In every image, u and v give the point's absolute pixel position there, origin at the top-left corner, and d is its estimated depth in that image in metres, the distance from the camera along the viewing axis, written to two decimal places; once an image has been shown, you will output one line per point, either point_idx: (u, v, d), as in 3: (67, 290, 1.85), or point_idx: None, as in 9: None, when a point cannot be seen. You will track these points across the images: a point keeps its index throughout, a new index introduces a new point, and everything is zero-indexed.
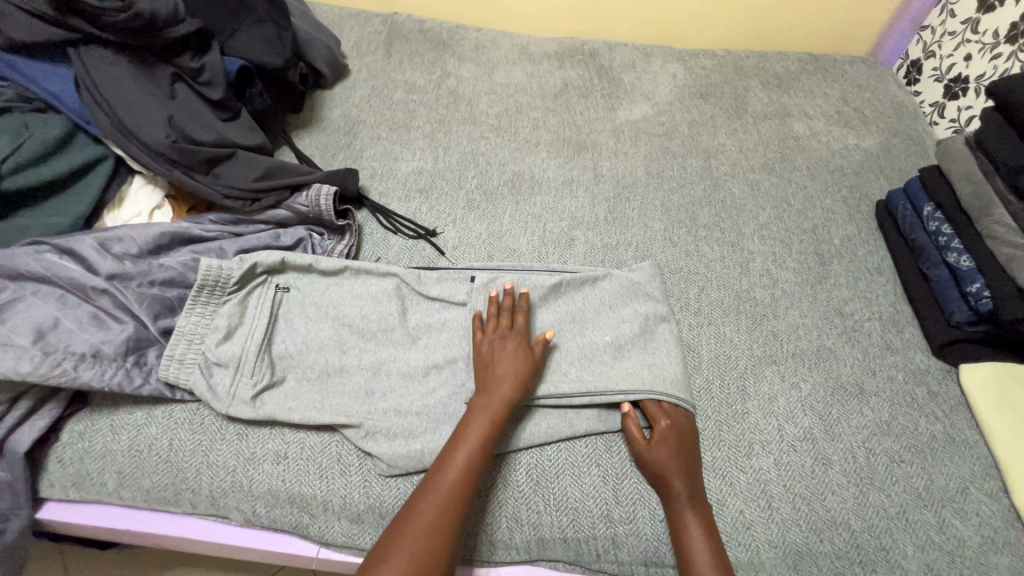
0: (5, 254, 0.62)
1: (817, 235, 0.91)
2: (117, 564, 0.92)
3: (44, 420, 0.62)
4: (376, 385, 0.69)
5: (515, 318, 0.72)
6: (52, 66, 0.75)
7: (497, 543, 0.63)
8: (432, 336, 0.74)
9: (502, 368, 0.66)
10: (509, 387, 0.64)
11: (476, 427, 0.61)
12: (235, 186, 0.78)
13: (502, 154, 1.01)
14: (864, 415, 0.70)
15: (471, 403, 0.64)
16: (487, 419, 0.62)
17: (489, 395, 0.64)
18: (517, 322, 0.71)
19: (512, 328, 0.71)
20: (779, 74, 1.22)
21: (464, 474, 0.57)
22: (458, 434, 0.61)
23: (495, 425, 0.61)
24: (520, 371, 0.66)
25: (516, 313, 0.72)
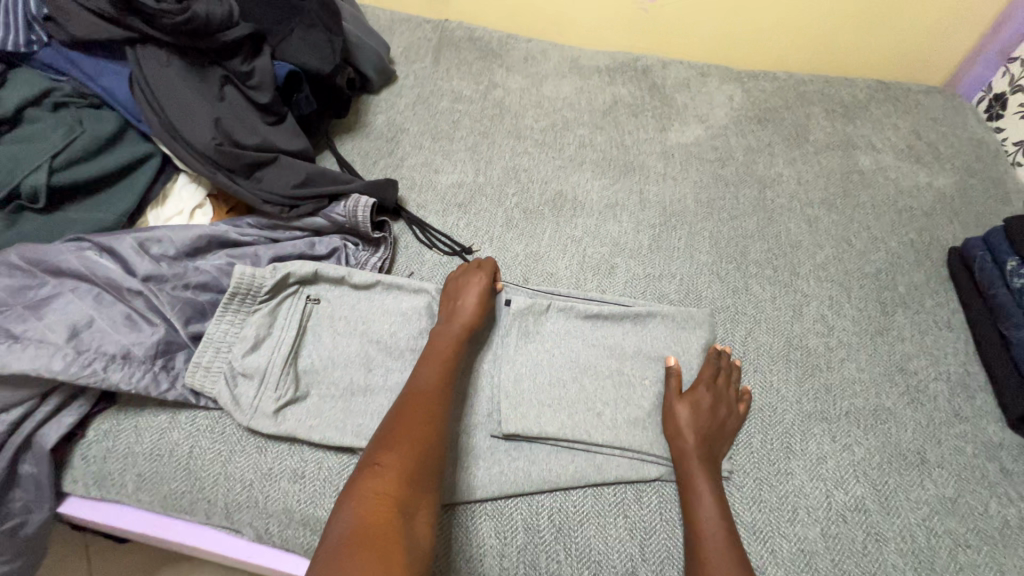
0: (46, 249, 0.62)
1: (879, 281, 0.84)
2: (137, 553, 0.94)
3: (72, 417, 0.62)
4: None
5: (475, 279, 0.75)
6: (108, 63, 0.76)
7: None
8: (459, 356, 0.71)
9: (461, 303, 0.70)
10: (465, 319, 0.69)
11: (439, 353, 0.64)
12: (274, 191, 0.77)
13: (545, 172, 0.97)
14: (925, 489, 0.64)
15: (435, 336, 0.67)
16: (448, 344, 0.66)
17: (449, 327, 0.68)
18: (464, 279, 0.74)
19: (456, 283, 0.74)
20: (845, 101, 1.15)
21: (430, 387, 0.60)
22: (421, 362, 0.64)
23: (455, 349, 0.66)
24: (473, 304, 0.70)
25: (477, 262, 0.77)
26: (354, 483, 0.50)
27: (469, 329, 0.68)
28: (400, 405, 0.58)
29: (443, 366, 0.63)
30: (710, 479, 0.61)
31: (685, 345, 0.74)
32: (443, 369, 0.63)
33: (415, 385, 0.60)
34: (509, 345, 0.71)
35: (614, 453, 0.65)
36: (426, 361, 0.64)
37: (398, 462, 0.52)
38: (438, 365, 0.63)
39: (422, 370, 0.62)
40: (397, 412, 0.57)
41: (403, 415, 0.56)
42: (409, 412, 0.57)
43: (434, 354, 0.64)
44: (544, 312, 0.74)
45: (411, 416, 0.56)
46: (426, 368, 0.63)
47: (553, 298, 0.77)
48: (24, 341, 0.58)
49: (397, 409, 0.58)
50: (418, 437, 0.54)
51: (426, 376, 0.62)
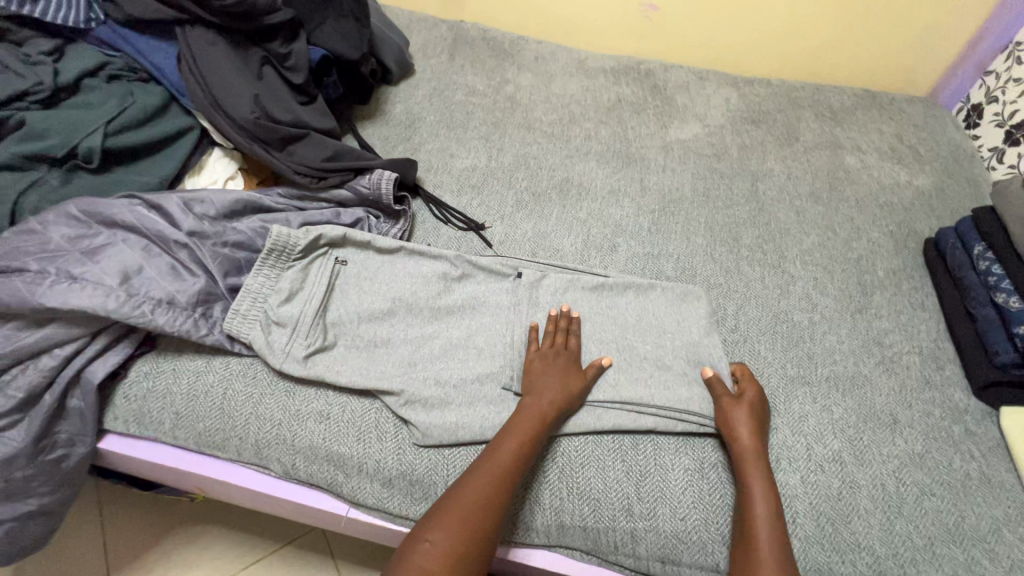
0: (103, 204, 0.69)
1: (860, 266, 0.91)
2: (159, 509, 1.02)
3: (117, 356, 0.68)
4: (419, 358, 0.72)
5: (568, 340, 0.74)
6: (158, 42, 0.83)
7: (527, 526, 0.64)
8: (472, 316, 0.77)
9: (550, 376, 0.69)
10: (554, 395, 0.67)
11: (523, 429, 0.63)
12: (306, 164, 0.84)
13: (553, 160, 1.05)
14: (896, 446, 0.70)
15: (523, 403, 0.67)
16: (533, 420, 0.64)
17: (538, 400, 0.66)
18: (570, 343, 0.74)
19: (566, 347, 0.73)
20: (834, 107, 1.23)
21: (505, 470, 0.60)
22: (506, 431, 0.63)
23: (540, 426, 0.64)
24: (564, 386, 0.68)
25: (569, 335, 0.75)
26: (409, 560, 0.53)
27: (560, 408, 0.67)
28: (473, 472, 0.60)
29: (524, 444, 0.62)
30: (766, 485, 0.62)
31: (683, 315, 0.80)
32: (523, 449, 0.62)
33: (491, 461, 0.60)
34: (521, 311, 0.77)
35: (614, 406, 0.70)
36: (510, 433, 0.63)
37: (446, 547, 0.54)
38: (518, 440, 0.62)
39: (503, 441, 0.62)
40: (467, 484, 0.59)
41: (474, 496, 0.57)
42: (473, 492, 0.58)
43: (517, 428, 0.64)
44: (556, 283, 0.81)
45: (479, 497, 0.57)
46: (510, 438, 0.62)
47: (556, 269, 0.84)
48: (82, 282, 0.64)
49: (465, 479, 0.59)
50: (476, 525, 0.56)
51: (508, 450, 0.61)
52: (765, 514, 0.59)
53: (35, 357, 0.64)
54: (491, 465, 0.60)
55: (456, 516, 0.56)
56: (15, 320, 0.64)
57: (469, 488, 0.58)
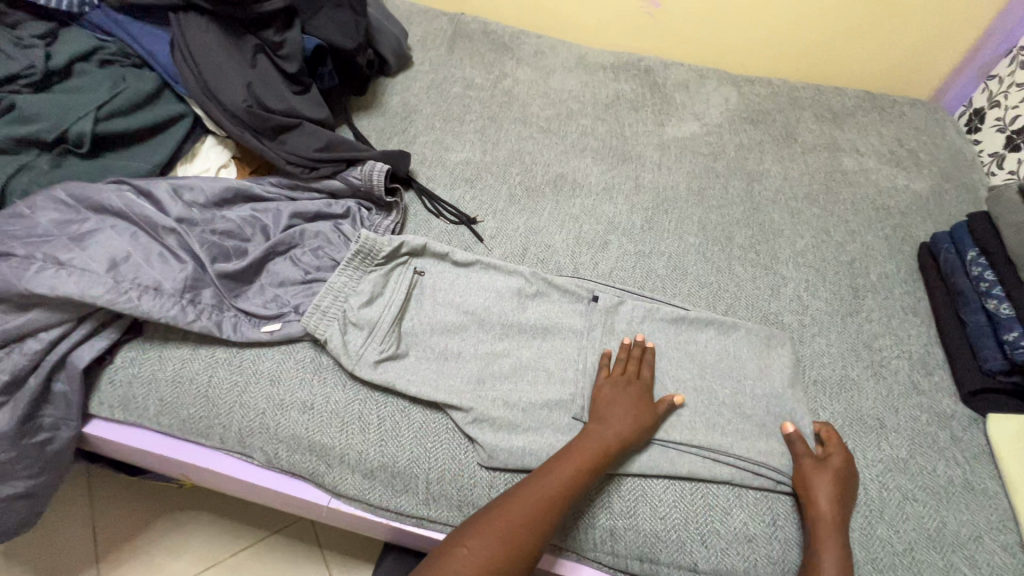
0: (92, 188, 0.69)
1: (853, 269, 0.90)
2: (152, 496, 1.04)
3: (103, 342, 0.68)
4: (488, 373, 0.72)
5: (640, 369, 0.73)
6: (152, 28, 0.83)
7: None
8: (543, 336, 0.77)
9: (619, 406, 0.68)
10: (623, 423, 0.66)
11: (587, 452, 0.63)
12: (297, 153, 0.83)
13: (548, 155, 1.04)
14: (881, 450, 0.70)
15: (588, 427, 0.66)
16: (597, 445, 0.63)
17: (604, 425, 0.66)
18: (643, 373, 0.73)
19: (638, 377, 0.72)
20: (834, 108, 1.22)
21: (558, 493, 0.59)
22: (567, 451, 0.63)
23: (604, 453, 0.63)
24: (632, 414, 0.67)
25: (642, 364, 0.74)
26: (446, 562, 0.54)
27: (627, 438, 0.65)
28: (524, 488, 0.60)
29: (585, 469, 0.61)
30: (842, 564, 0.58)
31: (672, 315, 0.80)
32: (579, 474, 0.61)
33: (550, 480, 0.60)
34: (596, 335, 0.77)
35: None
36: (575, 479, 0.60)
37: (480, 560, 0.54)
38: (575, 462, 0.62)
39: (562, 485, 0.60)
40: (515, 499, 0.59)
41: (520, 512, 0.57)
42: (521, 508, 0.58)
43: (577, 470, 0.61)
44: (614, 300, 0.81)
45: (522, 512, 0.57)
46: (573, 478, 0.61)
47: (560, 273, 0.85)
48: (69, 267, 0.64)
49: (516, 494, 0.59)
50: (516, 545, 0.56)
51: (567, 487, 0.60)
52: None
53: (21, 340, 0.65)
54: (549, 485, 0.60)
55: (491, 530, 0.56)
56: None
57: (517, 502, 0.58)
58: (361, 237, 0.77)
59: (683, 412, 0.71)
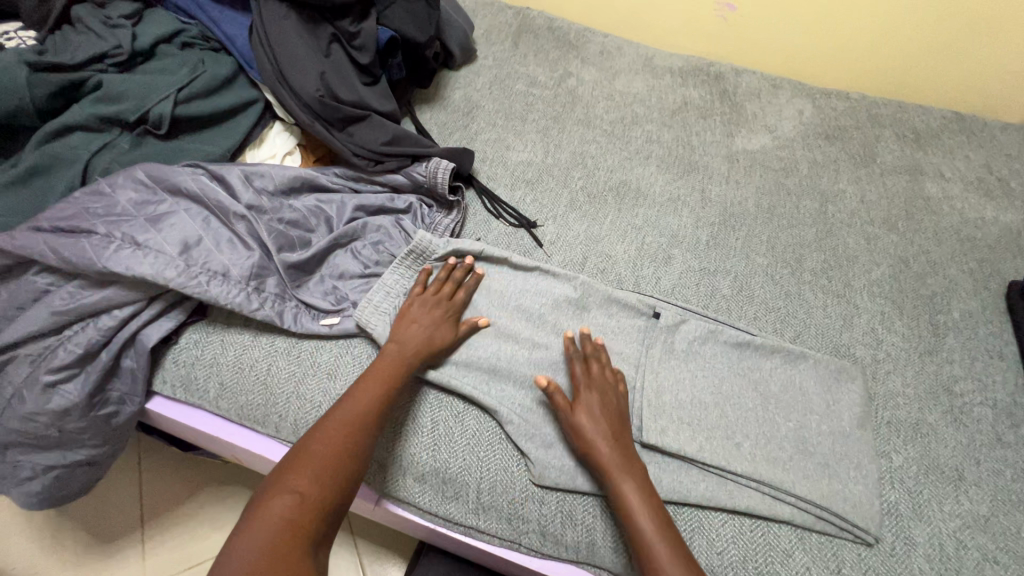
0: (168, 170, 0.71)
1: (934, 303, 0.85)
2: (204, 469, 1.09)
3: (170, 322, 0.69)
4: (541, 379, 0.70)
5: (457, 291, 0.75)
6: (232, 13, 0.83)
7: (526, 525, 0.64)
8: None
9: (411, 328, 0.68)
10: (418, 344, 0.67)
11: (380, 376, 0.63)
12: (364, 146, 0.83)
13: (611, 161, 1.01)
14: (959, 504, 0.65)
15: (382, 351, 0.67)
16: (392, 367, 0.64)
17: (399, 346, 0.67)
18: (456, 296, 0.74)
19: (450, 297, 0.74)
20: (918, 128, 1.15)
21: (367, 411, 0.60)
22: (366, 378, 0.63)
23: (399, 370, 0.64)
24: (434, 336, 0.69)
25: (457, 286, 0.75)
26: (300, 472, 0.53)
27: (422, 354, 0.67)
28: (333, 418, 0.59)
29: (388, 389, 0.62)
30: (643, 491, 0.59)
31: (736, 338, 0.76)
32: (381, 396, 0.62)
33: (355, 406, 0.60)
34: (654, 353, 0.74)
35: (669, 428, 0.67)
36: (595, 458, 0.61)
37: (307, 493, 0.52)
38: (374, 391, 0.62)
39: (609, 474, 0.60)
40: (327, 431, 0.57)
41: (348, 423, 0.58)
42: (337, 435, 0.57)
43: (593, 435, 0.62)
44: (674, 318, 0.77)
45: (333, 441, 0.57)
46: (596, 443, 0.61)
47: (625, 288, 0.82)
48: (144, 249, 0.65)
49: (329, 424, 0.58)
50: (340, 476, 0.55)
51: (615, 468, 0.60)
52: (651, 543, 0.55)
53: (96, 315, 0.66)
54: (352, 412, 0.59)
55: (320, 463, 0.55)
56: (80, 279, 0.66)
57: (332, 432, 0.57)
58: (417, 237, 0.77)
59: (744, 442, 0.68)
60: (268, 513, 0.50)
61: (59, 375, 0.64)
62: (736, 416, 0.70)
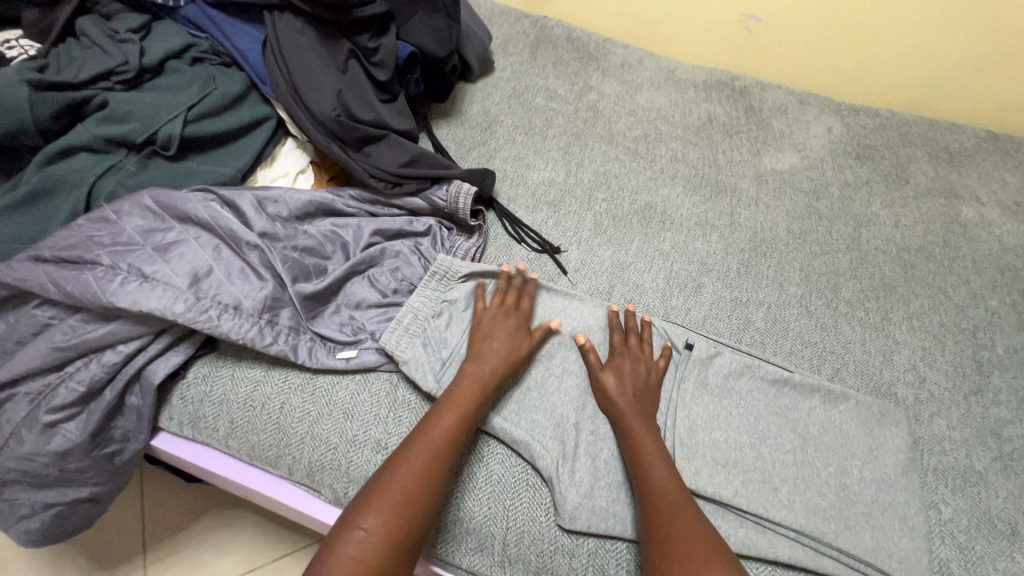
0: (178, 196, 0.67)
1: (976, 338, 0.81)
2: (205, 494, 1.05)
3: (178, 357, 0.66)
4: (571, 415, 0.66)
5: (521, 300, 0.73)
6: (245, 27, 0.79)
7: None
8: None
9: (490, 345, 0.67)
10: (495, 364, 0.65)
11: (457, 401, 0.61)
12: (381, 167, 0.79)
13: (636, 181, 0.97)
14: (1015, 562, 0.61)
15: (461, 368, 0.65)
16: (470, 388, 0.62)
17: (479, 363, 0.65)
18: (523, 304, 0.73)
19: (517, 307, 0.72)
20: (950, 147, 1.10)
21: (444, 437, 0.58)
22: (443, 401, 0.61)
23: (478, 392, 0.62)
24: (511, 353, 0.67)
25: (523, 294, 0.74)
26: (371, 505, 0.52)
27: (501, 373, 0.65)
28: (405, 448, 0.57)
29: (464, 412, 0.60)
30: (662, 455, 0.61)
31: (772, 377, 0.72)
32: (459, 420, 0.59)
33: (431, 434, 0.58)
34: (687, 389, 0.70)
35: (704, 471, 0.64)
36: (633, 441, 0.62)
37: (383, 527, 0.51)
38: (456, 413, 0.60)
39: (645, 461, 0.60)
40: (402, 461, 0.55)
41: (425, 452, 0.56)
42: (409, 465, 0.55)
43: (632, 422, 0.63)
44: (708, 352, 0.73)
45: (408, 473, 0.54)
46: (618, 400, 0.65)
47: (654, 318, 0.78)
48: (152, 281, 0.61)
49: (401, 453, 0.56)
50: (414, 508, 0.53)
51: (649, 452, 0.61)
52: (670, 501, 0.56)
53: (99, 350, 0.62)
54: (428, 440, 0.57)
55: (392, 496, 0.53)
56: (84, 312, 0.62)
57: (405, 463, 0.55)
58: (437, 262, 0.75)
59: (785, 491, 0.64)
60: (347, 549, 0.49)
61: (60, 415, 0.60)
62: (776, 461, 0.66)
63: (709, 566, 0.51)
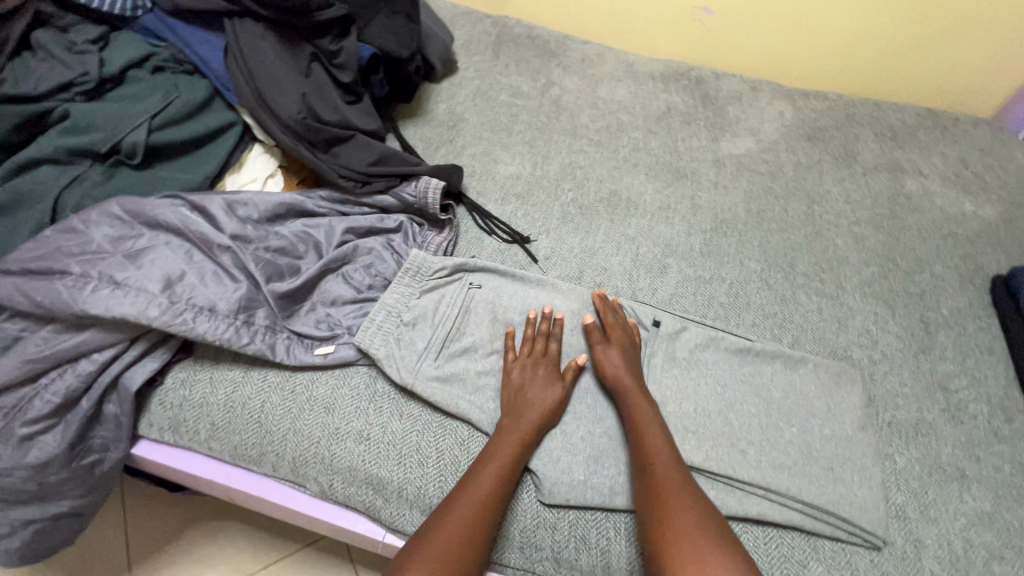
0: (146, 203, 0.67)
1: (923, 301, 0.86)
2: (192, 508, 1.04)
3: (155, 363, 0.66)
4: None
5: (549, 343, 0.72)
6: (204, 33, 0.80)
7: (538, 551, 0.62)
8: None
9: (530, 394, 0.66)
10: (540, 410, 0.65)
11: (497, 458, 0.61)
12: (350, 167, 0.80)
13: (600, 170, 1.00)
14: (964, 502, 0.66)
15: (499, 423, 0.64)
16: (516, 442, 0.62)
17: (518, 415, 0.65)
18: (552, 347, 0.71)
19: (545, 353, 0.71)
20: (894, 126, 1.17)
21: (483, 499, 0.57)
22: (479, 461, 0.61)
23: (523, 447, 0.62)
24: (556, 398, 0.67)
25: (550, 339, 0.72)
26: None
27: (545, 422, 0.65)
28: (438, 518, 0.56)
29: (504, 471, 0.60)
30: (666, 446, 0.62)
31: (736, 347, 0.76)
32: (498, 482, 0.59)
33: (467, 500, 0.57)
34: (658, 364, 0.73)
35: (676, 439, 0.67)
36: (639, 435, 0.63)
37: None
38: (494, 472, 0.60)
39: (648, 450, 0.61)
40: (439, 533, 0.54)
41: (459, 519, 0.56)
42: (448, 532, 0.54)
43: (637, 416, 0.64)
44: (676, 328, 0.77)
45: (449, 544, 0.54)
46: (625, 397, 0.66)
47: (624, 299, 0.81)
48: (124, 287, 0.61)
49: (437, 523, 0.55)
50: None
51: (654, 443, 0.62)
52: (674, 489, 0.57)
53: (74, 361, 0.62)
54: (468, 508, 0.56)
55: (438, 568, 0.52)
56: (55, 323, 0.62)
57: (445, 530, 0.54)
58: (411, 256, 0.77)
59: (753, 453, 0.68)
60: None
61: (37, 427, 0.60)
62: (742, 426, 0.70)
63: (715, 549, 0.51)
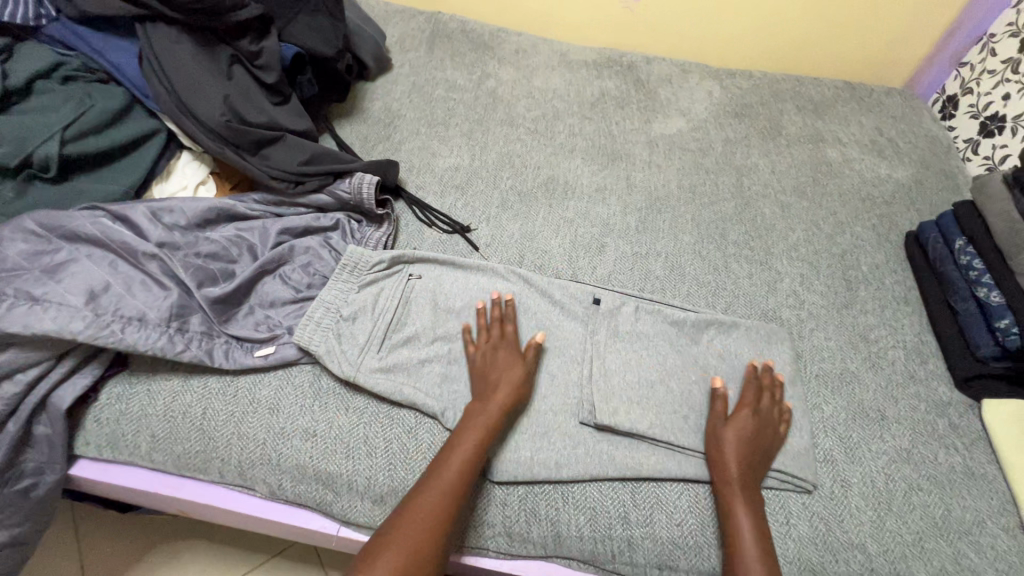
0: (63, 215, 0.65)
1: (845, 260, 0.92)
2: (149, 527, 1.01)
3: (86, 379, 0.64)
4: None
5: (504, 326, 0.73)
6: (117, 41, 0.78)
7: (491, 528, 0.64)
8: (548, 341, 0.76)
9: (494, 375, 0.67)
10: (506, 391, 0.66)
11: (467, 439, 0.61)
12: (281, 168, 0.80)
13: (537, 157, 1.02)
14: (885, 442, 0.71)
15: (467, 407, 0.65)
16: (484, 424, 0.63)
17: (487, 399, 0.65)
18: (507, 331, 0.72)
19: (503, 337, 0.71)
20: (814, 99, 1.23)
21: (454, 479, 0.58)
22: (451, 442, 0.61)
23: (491, 427, 0.63)
24: (520, 379, 0.67)
25: (505, 323, 0.73)
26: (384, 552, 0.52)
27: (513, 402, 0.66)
28: (410, 497, 0.57)
29: (473, 450, 0.61)
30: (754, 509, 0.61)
31: (672, 317, 0.79)
32: (468, 461, 0.60)
33: (437, 479, 0.58)
34: (598, 338, 0.75)
35: (621, 409, 0.69)
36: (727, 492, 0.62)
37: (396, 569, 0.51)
38: (464, 451, 0.60)
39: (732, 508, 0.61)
40: (411, 512, 0.55)
41: (432, 499, 0.56)
42: (415, 510, 0.55)
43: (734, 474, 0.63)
44: (613, 303, 0.80)
45: (417, 520, 0.55)
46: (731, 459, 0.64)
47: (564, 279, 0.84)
48: (44, 303, 0.60)
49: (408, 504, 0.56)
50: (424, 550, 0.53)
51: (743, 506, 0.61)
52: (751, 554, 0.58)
53: None
54: (437, 486, 0.57)
55: (404, 541, 0.53)
56: None
57: (415, 508, 0.55)
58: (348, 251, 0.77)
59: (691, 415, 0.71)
60: None
61: None
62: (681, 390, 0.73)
63: None
